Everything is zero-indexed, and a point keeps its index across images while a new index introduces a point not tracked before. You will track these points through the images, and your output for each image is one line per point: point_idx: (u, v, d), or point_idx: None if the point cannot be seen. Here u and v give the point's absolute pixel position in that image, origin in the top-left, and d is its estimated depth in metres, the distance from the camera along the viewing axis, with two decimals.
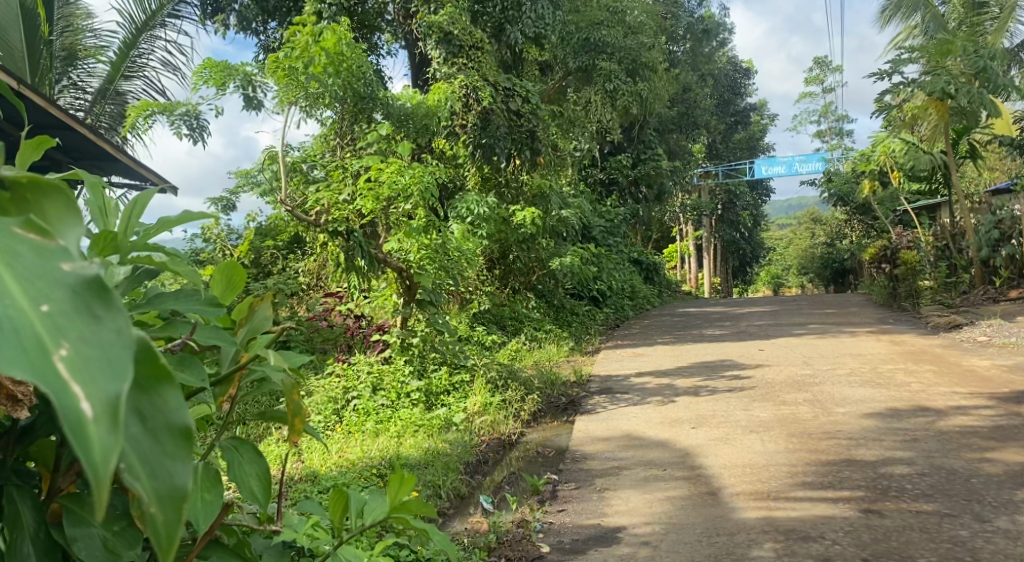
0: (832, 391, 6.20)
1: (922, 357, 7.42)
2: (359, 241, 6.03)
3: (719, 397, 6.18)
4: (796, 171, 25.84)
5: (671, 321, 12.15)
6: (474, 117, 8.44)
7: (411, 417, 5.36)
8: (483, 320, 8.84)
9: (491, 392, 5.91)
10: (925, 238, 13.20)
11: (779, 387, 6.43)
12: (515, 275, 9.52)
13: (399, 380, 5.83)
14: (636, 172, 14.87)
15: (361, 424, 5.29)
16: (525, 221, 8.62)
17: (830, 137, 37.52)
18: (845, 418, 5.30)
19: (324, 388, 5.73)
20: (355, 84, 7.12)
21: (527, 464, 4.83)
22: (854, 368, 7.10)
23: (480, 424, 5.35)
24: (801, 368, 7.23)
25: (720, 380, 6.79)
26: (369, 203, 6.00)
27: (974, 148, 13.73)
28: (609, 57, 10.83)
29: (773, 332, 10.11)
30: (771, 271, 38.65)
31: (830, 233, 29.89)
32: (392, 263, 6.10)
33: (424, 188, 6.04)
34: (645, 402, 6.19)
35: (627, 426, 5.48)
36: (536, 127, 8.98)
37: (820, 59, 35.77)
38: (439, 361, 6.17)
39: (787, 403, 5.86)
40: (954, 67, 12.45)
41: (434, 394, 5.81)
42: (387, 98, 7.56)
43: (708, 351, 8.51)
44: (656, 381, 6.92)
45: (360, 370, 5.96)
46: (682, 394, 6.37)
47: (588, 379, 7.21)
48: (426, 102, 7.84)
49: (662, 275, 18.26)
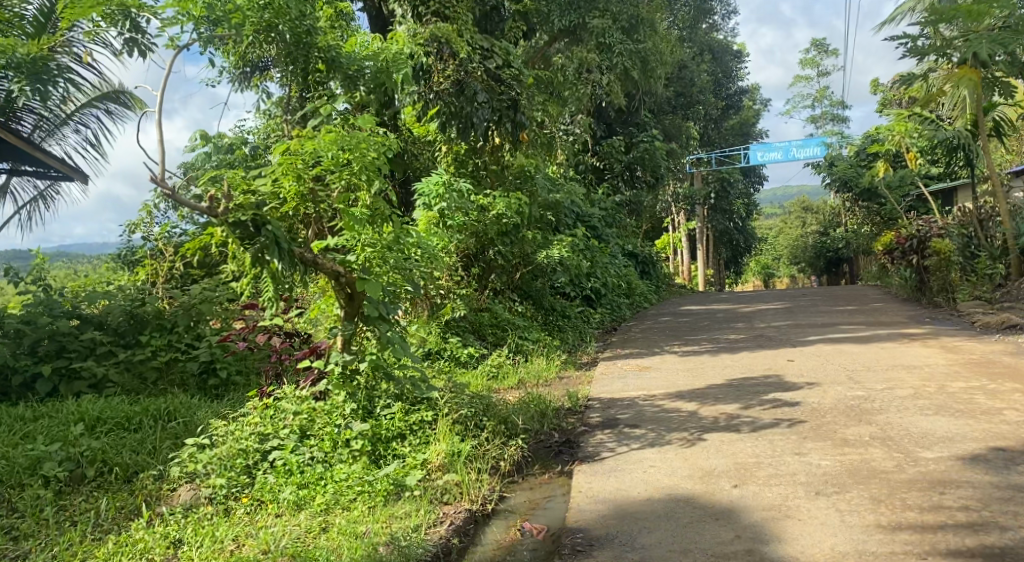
0: (904, 422, 4.78)
1: (995, 372, 6.01)
2: (276, 237, 4.14)
3: (758, 434, 4.74)
4: (795, 155, 24.40)
5: (674, 321, 10.71)
6: (451, 77, 7.12)
7: (348, 478, 3.90)
8: (458, 329, 7.33)
9: (461, 437, 4.40)
10: (952, 223, 11.80)
11: (832, 417, 5.01)
12: (495, 273, 7.98)
13: (335, 423, 4.34)
14: (630, 157, 13.45)
15: (277, 490, 3.86)
16: (512, 207, 7.26)
17: (824, 123, 36.31)
18: (940, 469, 3.89)
19: (233, 437, 4.26)
20: (293, 18, 5.79)
21: (507, 555, 3.40)
22: (918, 387, 5.67)
23: (443, 487, 3.91)
24: (851, 388, 5.80)
25: (754, 408, 5.34)
26: (290, 187, 4.46)
27: (1001, 124, 12.23)
28: (601, 15, 9.46)
29: (796, 336, 8.66)
30: (762, 262, 37.31)
31: (826, 221, 28.63)
32: (325, 268, 4.48)
33: (370, 161, 4.50)
34: (664, 440, 4.75)
35: (644, 483, 4.04)
36: (519, 96, 7.49)
37: (817, 42, 34.48)
38: (395, 396, 4.64)
39: (851, 443, 4.44)
40: (987, 30, 11.03)
41: (383, 442, 4.30)
42: (328, 47, 6.03)
43: (729, 364, 7.08)
44: (673, 408, 5.47)
45: (283, 414, 4.45)
46: (709, 428, 4.93)
47: (586, 405, 5.75)
48: (384, 48, 6.53)
49: (658, 267, 16.83)
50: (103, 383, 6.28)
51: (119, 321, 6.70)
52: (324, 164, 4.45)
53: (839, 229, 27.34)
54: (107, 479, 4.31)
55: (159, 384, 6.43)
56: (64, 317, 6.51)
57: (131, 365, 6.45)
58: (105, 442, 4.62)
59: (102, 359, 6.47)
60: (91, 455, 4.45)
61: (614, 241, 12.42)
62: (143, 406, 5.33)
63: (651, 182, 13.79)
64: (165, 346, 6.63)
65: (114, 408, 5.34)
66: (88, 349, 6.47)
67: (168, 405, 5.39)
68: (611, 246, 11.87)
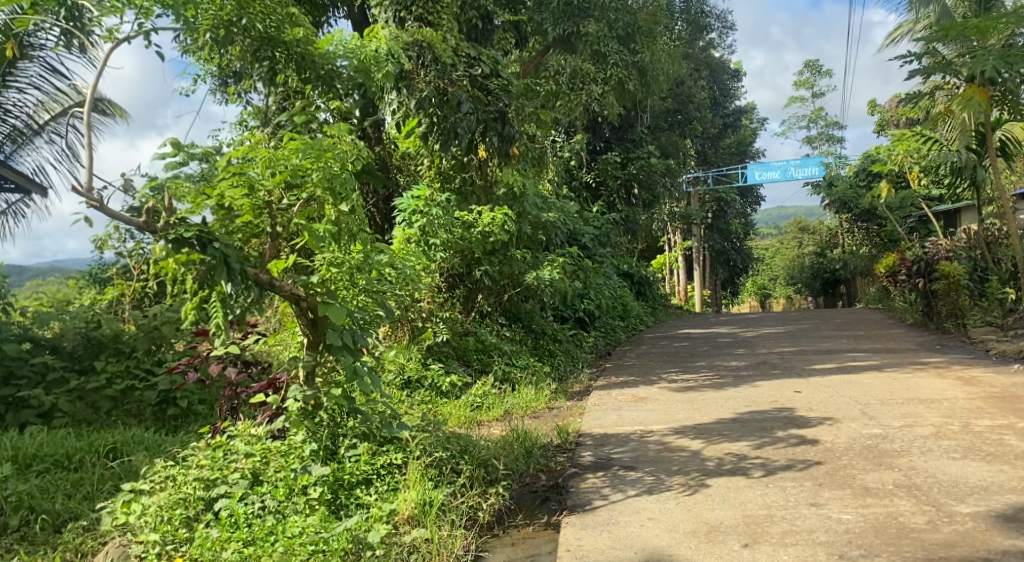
0: (930, 467, 4.29)
1: (1022, 408, 5.52)
2: (224, 256, 3.66)
3: (768, 480, 4.24)
4: (793, 176, 23.59)
5: (672, 346, 10.21)
6: (430, 83, 6.70)
7: (300, 532, 3.40)
8: (441, 354, 6.82)
9: (434, 484, 3.90)
10: (959, 244, 11.32)
11: (849, 459, 4.51)
12: (483, 294, 7.48)
13: (291, 466, 3.84)
14: (625, 174, 13.03)
15: (219, 548, 3.36)
16: (499, 226, 6.77)
17: (820, 144, 36.05)
18: (980, 530, 3.40)
19: (174, 484, 3.76)
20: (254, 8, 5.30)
21: None
22: (940, 424, 5.18)
23: (409, 545, 3.43)
24: (866, 424, 5.30)
25: (763, 448, 4.84)
26: (242, 200, 3.96)
27: (1007, 144, 11.77)
28: (597, 23, 9.07)
29: (801, 364, 8.16)
30: (758, 283, 36.93)
31: (822, 241, 28.27)
32: (284, 290, 3.99)
33: (335, 173, 4.01)
34: (664, 486, 4.24)
35: (642, 541, 3.54)
36: (507, 107, 7.03)
37: (812, 63, 34.30)
38: (361, 435, 4.15)
39: (874, 492, 3.94)
40: (994, 48, 10.64)
41: (345, 490, 3.81)
42: (297, 42, 5.75)
43: (731, 395, 6.58)
44: (673, 447, 4.97)
45: (235, 455, 3.96)
46: (714, 472, 4.43)
47: (577, 441, 5.24)
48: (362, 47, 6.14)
49: (654, 288, 16.35)
50: (53, 413, 5.78)
51: (74, 345, 6.20)
52: (282, 174, 3.97)
53: (836, 250, 26.94)
54: (32, 529, 3.80)
55: (114, 413, 5.93)
56: (15, 340, 5.99)
57: (85, 393, 5.95)
58: (36, 485, 4.10)
59: (53, 387, 5.95)
60: (16, 501, 3.94)
61: (608, 261, 11.97)
62: (88, 441, 4.82)
63: (648, 200, 13.35)
64: (122, 372, 6.12)
65: (54, 442, 4.81)
66: (40, 375, 5.95)
67: (115, 439, 4.88)
68: (606, 267, 11.39)
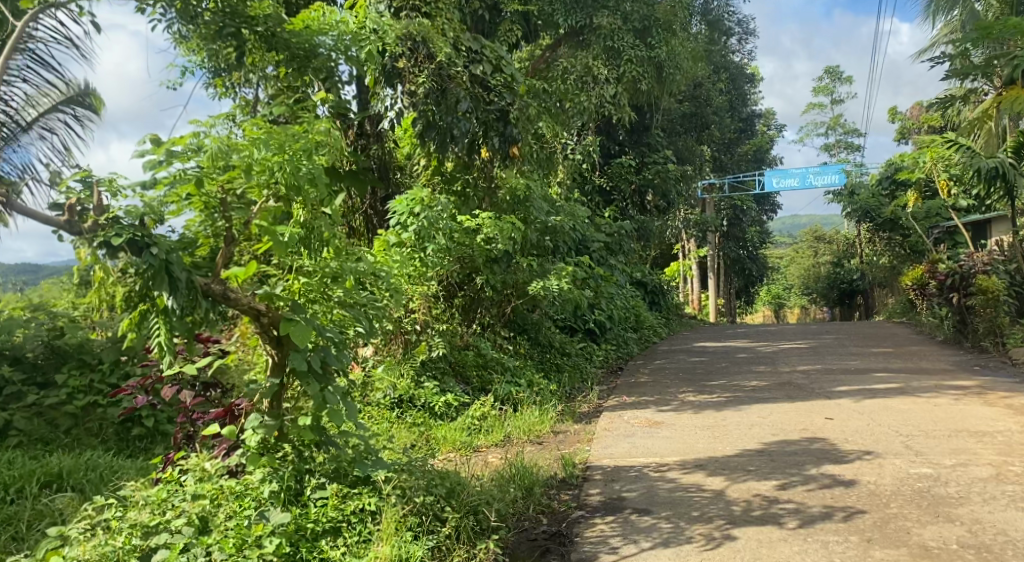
0: (998, 520, 3.66)
1: None
2: (165, 262, 3.08)
3: (806, 532, 3.62)
4: (812, 182, 22.86)
5: (688, 361, 9.58)
6: (427, 80, 6.14)
7: None
8: (437, 370, 6.23)
9: (412, 536, 3.31)
10: (995, 258, 10.57)
11: (900, 507, 3.89)
12: (482, 304, 6.89)
13: (245, 510, 3.26)
14: (641, 179, 12.41)
15: None
16: (500, 231, 6.16)
17: (839, 151, 35.28)
18: None
19: (105, 533, 3.17)
20: None
21: None
22: (998, 464, 4.54)
23: None
24: (913, 462, 4.66)
25: (796, 490, 4.21)
26: (192, 198, 3.41)
27: None
28: (611, 15, 8.52)
29: (828, 384, 7.52)
30: (773, 291, 36.16)
31: (839, 251, 27.54)
32: (241, 302, 3.40)
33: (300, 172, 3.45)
34: (683, 537, 3.62)
35: None
36: (510, 106, 6.37)
37: (832, 69, 33.50)
38: (331, 474, 3.56)
39: (936, 554, 3.34)
40: None
41: (307, 541, 3.24)
42: (267, 17, 5.11)
43: (756, 421, 5.95)
44: (693, 486, 4.34)
45: (182, 495, 3.37)
46: (742, 521, 3.80)
47: (584, 475, 4.62)
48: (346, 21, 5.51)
49: (667, 297, 15.69)
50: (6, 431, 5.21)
51: (36, 354, 5.65)
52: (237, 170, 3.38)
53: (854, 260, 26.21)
54: None
55: (73, 432, 5.36)
56: None
57: (43, 409, 5.38)
58: None
59: (9, 402, 5.38)
60: None
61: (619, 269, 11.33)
62: (31, 467, 4.25)
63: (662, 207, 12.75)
64: (85, 386, 5.56)
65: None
66: None
67: (62, 464, 4.31)
68: (617, 276, 10.76)
